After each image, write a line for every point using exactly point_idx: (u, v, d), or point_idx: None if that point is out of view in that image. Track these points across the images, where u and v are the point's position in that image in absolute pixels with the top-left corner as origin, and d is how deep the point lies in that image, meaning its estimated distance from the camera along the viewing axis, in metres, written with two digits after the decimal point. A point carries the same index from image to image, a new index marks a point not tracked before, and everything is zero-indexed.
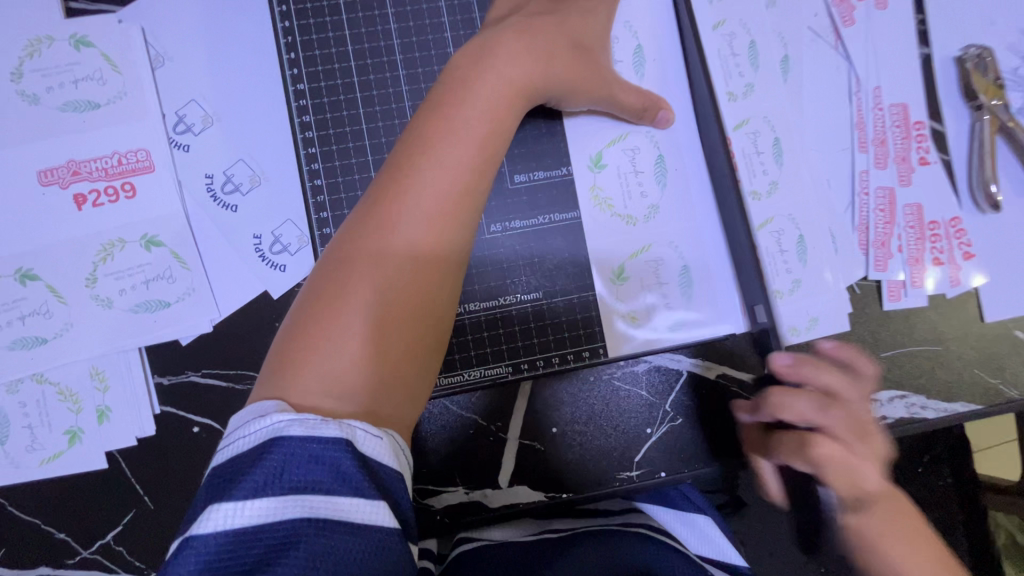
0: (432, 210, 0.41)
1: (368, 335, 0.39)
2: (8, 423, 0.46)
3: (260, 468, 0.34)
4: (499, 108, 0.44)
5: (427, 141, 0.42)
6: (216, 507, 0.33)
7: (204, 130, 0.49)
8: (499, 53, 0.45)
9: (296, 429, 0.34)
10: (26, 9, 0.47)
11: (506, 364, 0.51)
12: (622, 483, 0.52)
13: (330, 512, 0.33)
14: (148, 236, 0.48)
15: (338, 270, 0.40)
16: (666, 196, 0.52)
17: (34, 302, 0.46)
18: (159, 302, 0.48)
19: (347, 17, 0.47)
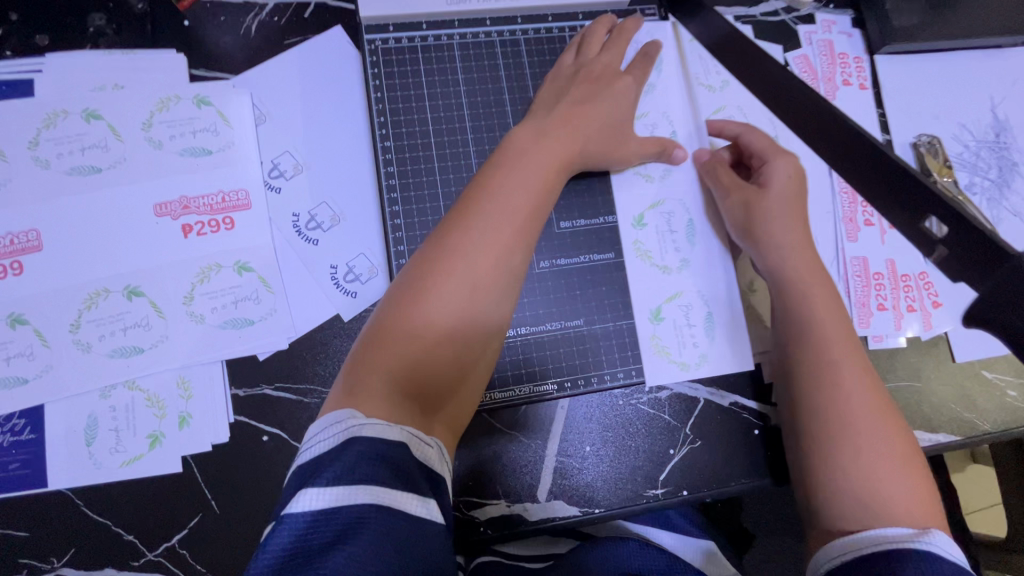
0: (479, 259, 0.49)
1: (423, 357, 0.47)
2: (96, 426, 0.50)
3: (333, 463, 0.40)
4: (540, 178, 0.53)
5: (479, 204, 0.51)
6: (296, 496, 0.38)
7: (294, 176, 0.58)
8: (545, 134, 0.55)
9: (367, 432, 0.42)
10: (161, 73, 0.56)
11: (552, 383, 0.58)
12: (649, 501, 0.57)
13: (392, 500, 0.39)
14: (240, 262, 0.55)
15: (397, 301, 0.49)
16: (695, 251, 0.62)
17: (136, 316, 0.52)
18: (244, 321, 0.54)
19: (428, 93, 0.59)
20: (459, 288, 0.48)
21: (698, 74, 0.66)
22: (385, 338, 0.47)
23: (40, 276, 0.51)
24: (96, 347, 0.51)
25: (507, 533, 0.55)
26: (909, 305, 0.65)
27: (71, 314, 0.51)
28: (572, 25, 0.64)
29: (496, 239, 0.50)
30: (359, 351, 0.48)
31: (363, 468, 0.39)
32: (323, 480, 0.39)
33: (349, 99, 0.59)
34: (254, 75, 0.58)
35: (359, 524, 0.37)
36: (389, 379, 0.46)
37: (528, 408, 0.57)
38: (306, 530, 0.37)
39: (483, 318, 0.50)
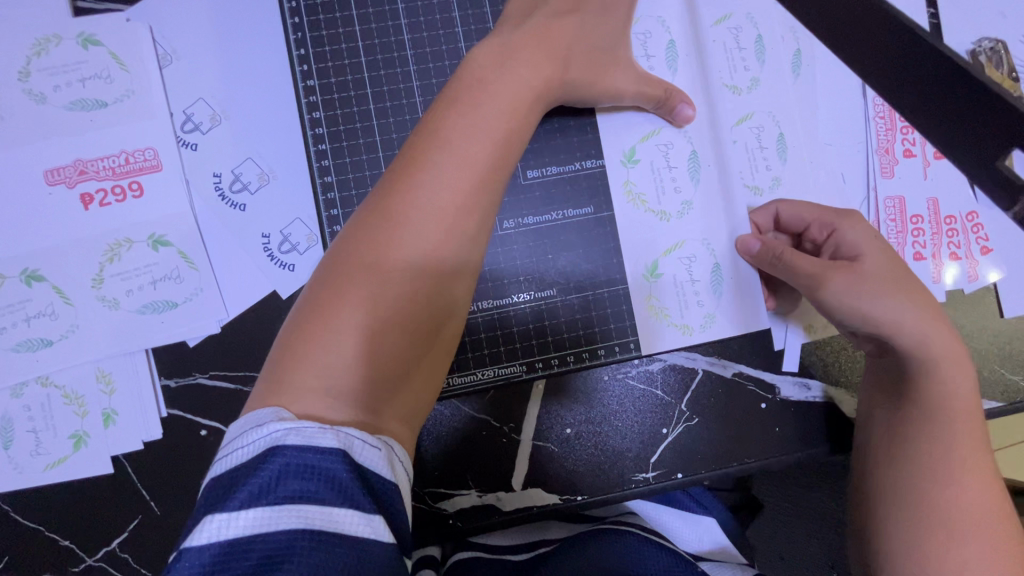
0: (438, 216, 0.39)
1: (372, 342, 0.37)
2: (11, 427, 0.45)
3: (249, 479, 0.31)
4: (506, 117, 0.42)
5: (428, 146, 0.41)
6: (202, 521, 0.30)
7: (209, 129, 0.48)
8: (509, 58, 0.44)
9: (293, 439, 0.32)
10: (35, 8, 0.46)
11: (520, 362, 0.50)
12: (638, 485, 0.51)
13: (327, 524, 0.30)
14: (155, 236, 0.47)
15: (335, 273, 0.38)
16: (699, 192, 0.52)
17: (40, 303, 0.45)
18: (166, 303, 0.47)
19: (357, 14, 0.48)
20: (413, 252, 0.39)
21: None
22: (320, 319, 0.37)
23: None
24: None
25: (478, 524, 0.50)
26: (952, 252, 0.55)
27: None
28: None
29: (457, 191, 0.40)
30: (287, 338, 0.37)
31: (289, 487, 0.30)
32: (236, 502, 0.30)
33: (267, 29, 0.49)
34: (149, 4, 0.48)
35: (282, 557, 0.29)
36: (332, 369, 0.36)
37: (494, 391, 0.50)
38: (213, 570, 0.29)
39: (442, 288, 0.40)
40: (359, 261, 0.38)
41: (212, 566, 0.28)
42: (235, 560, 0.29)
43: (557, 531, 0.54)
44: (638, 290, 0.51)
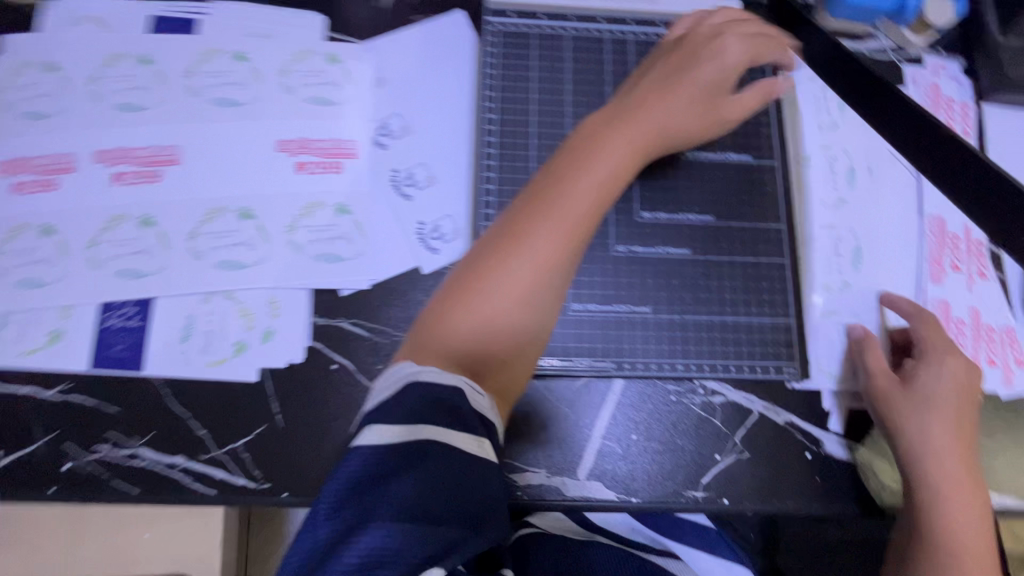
0: (555, 237, 0.46)
1: (489, 319, 0.45)
2: (192, 325, 0.56)
3: (397, 402, 0.40)
4: (622, 156, 0.50)
5: (548, 182, 0.48)
6: (361, 431, 0.38)
7: (401, 136, 0.62)
8: (629, 116, 0.52)
9: (428, 378, 0.41)
10: (304, 31, 0.63)
11: (610, 360, 0.57)
12: (687, 502, 0.57)
13: (451, 441, 0.39)
14: (341, 205, 0.60)
15: (469, 266, 0.47)
16: (860, 273, 0.61)
17: (244, 235, 0.58)
18: (334, 257, 0.59)
19: (537, 74, 0.63)
20: (531, 254, 0.46)
21: (813, 110, 0.64)
22: (448, 308, 0.46)
23: (170, 187, 0.57)
24: (207, 258, 0.57)
25: (539, 501, 0.56)
26: (990, 358, 0.61)
27: (191, 225, 0.57)
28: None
29: (575, 210, 0.47)
30: (431, 311, 0.47)
31: (428, 411, 0.39)
32: (387, 417, 0.39)
33: (461, 76, 0.64)
34: (381, 43, 0.64)
35: (417, 459, 0.37)
36: (463, 337, 0.45)
37: (581, 384, 0.58)
38: (369, 464, 0.37)
39: (542, 295, 0.47)
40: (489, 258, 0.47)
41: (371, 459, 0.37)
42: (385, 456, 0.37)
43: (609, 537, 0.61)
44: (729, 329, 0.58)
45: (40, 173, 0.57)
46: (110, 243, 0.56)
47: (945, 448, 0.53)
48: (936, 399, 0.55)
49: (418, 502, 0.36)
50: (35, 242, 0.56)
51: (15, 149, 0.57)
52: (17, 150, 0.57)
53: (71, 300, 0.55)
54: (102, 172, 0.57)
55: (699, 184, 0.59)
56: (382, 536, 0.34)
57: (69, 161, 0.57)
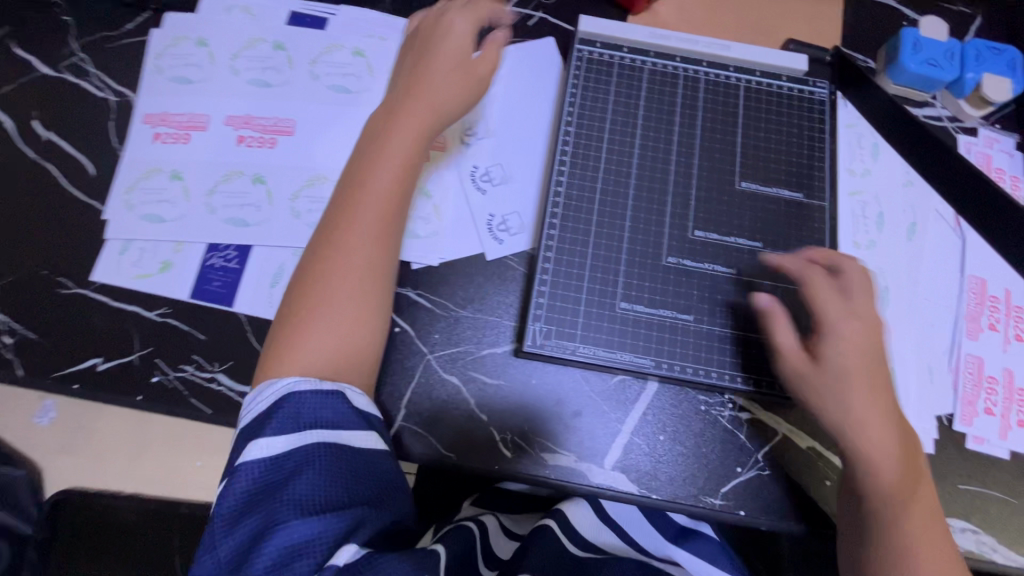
0: (364, 235, 0.55)
1: (330, 341, 0.52)
2: (281, 274, 0.63)
3: (276, 418, 0.47)
4: (390, 183, 0.56)
5: (355, 189, 0.56)
6: (248, 447, 0.46)
7: (484, 137, 0.70)
8: (397, 126, 0.58)
9: (304, 388, 0.49)
10: None
11: (651, 357, 0.61)
12: (706, 507, 0.59)
13: (340, 444, 0.48)
14: (424, 189, 0.67)
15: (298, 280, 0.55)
16: (889, 313, 0.65)
17: None
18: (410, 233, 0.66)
19: (615, 82, 0.67)
20: (359, 270, 0.54)
21: (846, 158, 0.70)
22: (303, 315, 0.53)
23: (282, 154, 0.66)
24: (303, 217, 0.64)
25: (566, 483, 0.60)
26: (1019, 418, 0.63)
27: (294, 188, 0.65)
28: (774, 82, 0.68)
29: (383, 218, 0.55)
30: (276, 334, 0.53)
31: (299, 420, 0.48)
32: (268, 432, 0.46)
33: (544, 92, 0.72)
34: None
35: (308, 465, 0.46)
36: (309, 355, 0.52)
37: (617, 379, 0.62)
38: (259, 474, 0.45)
39: (358, 289, 0.54)
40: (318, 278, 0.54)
41: (261, 468, 0.45)
42: (275, 466, 0.46)
43: (605, 544, 0.65)
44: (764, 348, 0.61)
45: (179, 128, 0.67)
46: (224, 194, 0.65)
47: (885, 433, 0.52)
48: (847, 375, 0.53)
49: (316, 493, 0.44)
50: (165, 185, 0.65)
51: (163, 107, 0.67)
52: (164, 108, 0.67)
53: (184, 236, 0.63)
54: (229, 135, 0.67)
55: (750, 212, 0.64)
56: (292, 530, 0.42)
57: (204, 122, 0.67)
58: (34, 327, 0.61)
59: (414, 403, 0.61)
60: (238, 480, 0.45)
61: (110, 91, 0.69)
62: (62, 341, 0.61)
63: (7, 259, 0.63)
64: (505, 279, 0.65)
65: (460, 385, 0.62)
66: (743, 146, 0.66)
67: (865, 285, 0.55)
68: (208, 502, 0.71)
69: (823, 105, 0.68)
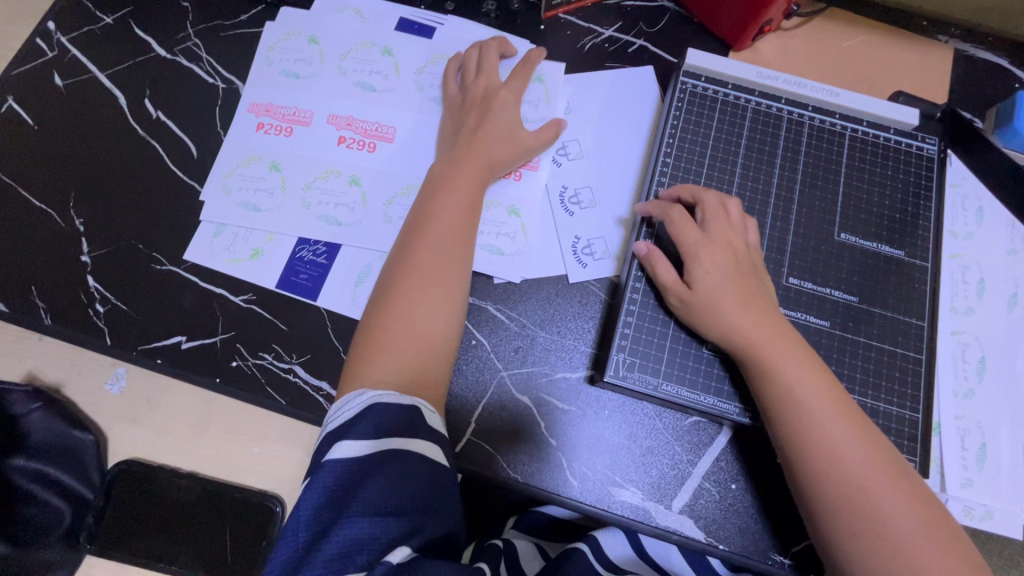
0: (442, 265, 0.56)
1: (397, 368, 0.52)
2: (367, 274, 0.63)
3: (359, 424, 0.46)
4: (457, 218, 0.58)
5: (427, 225, 0.58)
6: (333, 446, 0.45)
7: (576, 159, 0.69)
8: (458, 175, 0.61)
9: (383, 398, 0.48)
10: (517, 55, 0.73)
11: (734, 403, 0.59)
12: (773, 565, 0.57)
13: (416, 451, 0.46)
14: (514, 208, 0.67)
15: (375, 308, 0.56)
16: (984, 386, 0.62)
17: None
18: (495, 249, 0.65)
19: (718, 118, 0.67)
20: (429, 289, 0.55)
21: (948, 219, 0.68)
22: (379, 341, 0.53)
23: (380, 161, 0.67)
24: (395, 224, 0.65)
25: (630, 520, 0.58)
26: None
27: (388, 194, 0.66)
28: (882, 134, 0.67)
29: (451, 245, 0.57)
30: (357, 352, 0.54)
31: (378, 428, 0.46)
32: (351, 434, 0.45)
33: (641, 119, 0.71)
34: (579, 78, 0.72)
35: (382, 466, 0.44)
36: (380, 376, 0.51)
37: (692, 420, 0.61)
38: (342, 473, 0.44)
39: (436, 314, 0.55)
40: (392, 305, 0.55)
41: (343, 467, 0.44)
42: (355, 466, 0.44)
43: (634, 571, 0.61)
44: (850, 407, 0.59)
45: (282, 122, 0.68)
46: (320, 190, 0.66)
47: (821, 406, 0.52)
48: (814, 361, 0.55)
49: (385, 494, 0.42)
50: (264, 175, 0.66)
51: (268, 100, 0.69)
52: (269, 101, 0.69)
53: (279, 228, 0.65)
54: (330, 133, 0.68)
55: (847, 264, 0.62)
56: (357, 527, 0.40)
57: (307, 118, 0.68)
58: (125, 297, 0.63)
59: (484, 418, 0.61)
60: (321, 474, 0.43)
61: (218, 78, 0.71)
62: (150, 315, 0.62)
63: (106, 229, 0.65)
64: (587, 305, 0.64)
65: (531, 407, 0.61)
66: (845, 195, 0.64)
67: (715, 212, 0.60)
68: (261, 489, 0.71)
69: (931, 162, 0.66)
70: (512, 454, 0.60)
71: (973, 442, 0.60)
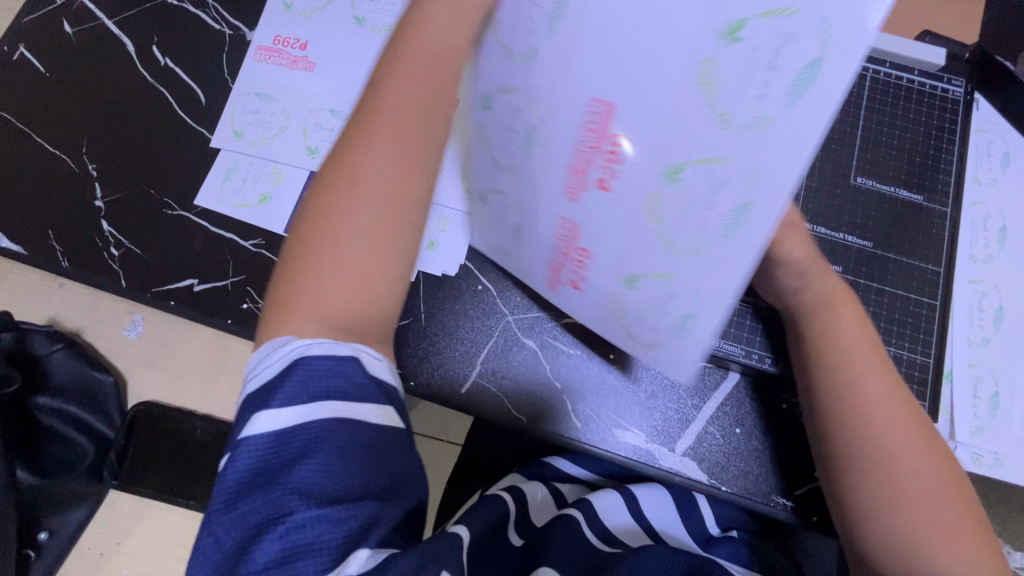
0: (393, 162, 0.44)
1: (340, 292, 0.43)
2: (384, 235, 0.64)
3: (282, 388, 0.39)
4: (414, 98, 0.44)
5: (373, 108, 0.45)
6: (251, 420, 0.39)
7: None
8: (419, 39, 0.45)
9: (314, 351, 0.40)
10: None
11: (739, 347, 0.60)
12: (776, 507, 0.58)
13: (351, 416, 0.40)
14: (728, 29, 0.32)
15: (304, 218, 0.45)
16: (1000, 335, 0.60)
17: None
18: (809, 67, 0.31)
19: None
20: (373, 196, 0.44)
21: (971, 166, 0.65)
22: (314, 263, 0.43)
23: (515, 71, 0.41)
24: (736, 127, 0.34)
25: (634, 462, 0.59)
26: None
27: (674, 156, 0.36)
28: (904, 76, 0.64)
29: (404, 135, 0.44)
30: (281, 276, 0.45)
31: (312, 393, 0.39)
32: (274, 404, 0.39)
33: None
34: None
35: (318, 442, 0.39)
36: (308, 302, 0.43)
37: (698, 365, 0.61)
38: (267, 451, 0.39)
39: (390, 228, 0.44)
40: (322, 225, 0.44)
41: (267, 444, 0.38)
42: (284, 442, 0.39)
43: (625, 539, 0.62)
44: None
45: (601, 155, 0.39)
46: (447, 244, 0.64)
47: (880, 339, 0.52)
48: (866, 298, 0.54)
49: (324, 480, 0.38)
50: (670, 315, 0.42)
51: (277, 39, 0.68)
52: (279, 38, 0.68)
53: (671, 370, 0.46)
54: (619, 275, 0.44)
55: (862, 209, 0.60)
56: (296, 522, 0.37)
57: (610, 120, 0.38)
58: (138, 241, 0.64)
59: (490, 361, 0.61)
60: (241, 453, 0.38)
61: (224, 24, 0.70)
62: (163, 258, 0.64)
63: (118, 174, 0.66)
64: None
65: (537, 351, 0.61)
66: (864, 138, 0.62)
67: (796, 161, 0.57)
68: None
69: (957, 104, 0.63)
70: (518, 397, 0.61)
71: (986, 389, 0.59)
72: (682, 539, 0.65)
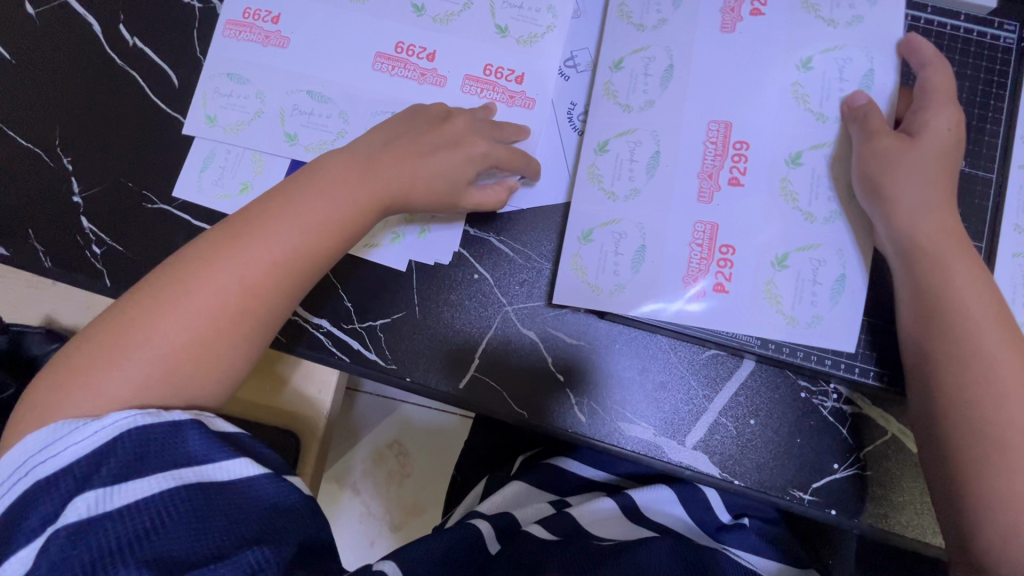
0: (248, 275, 0.47)
1: (129, 380, 0.43)
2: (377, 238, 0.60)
3: (112, 463, 0.40)
4: (306, 224, 0.49)
5: (264, 221, 0.49)
6: (69, 505, 0.38)
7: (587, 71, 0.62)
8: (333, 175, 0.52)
9: (142, 422, 0.41)
10: None
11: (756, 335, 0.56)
12: (792, 500, 0.55)
13: (197, 479, 0.41)
14: (804, 60, 0.57)
15: (136, 293, 0.47)
16: None
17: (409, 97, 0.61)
18: (865, 76, 0.57)
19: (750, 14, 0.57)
20: (214, 295, 0.46)
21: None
22: (122, 343, 0.44)
23: (633, 116, 0.59)
24: (831, 120, 0.57)
25: (640, 455, 0.56)
26: None
27: (792, 147, 0.57)
28: (950, 23, 0.58)
29: (271, 255, 0.48)
30: (92, 340, 0.45)
31: (139, 462, 0.40)
32: (106, 479, 0.39)
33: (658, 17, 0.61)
34: None
35: (165, 514, 0.39)
36: (113, 382, 0.43)
37: (709, 354, 0.57)
38: (102, 535, 0.38)
39: (219, 336, 0.46)
40: (152, 303, 0.46)
41: (98, 525, 0.38)
42: (122, 522, 0.38)
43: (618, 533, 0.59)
44: (879, 333, 0.56)
45: (728, 158, 0.57)
46: (602, 241, 0.58)
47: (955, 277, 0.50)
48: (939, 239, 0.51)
49: (181, 544, 0.38)
50: (822, 282, 0.55)
51: (247, 12, 0.63)
52: (248, 11, 0.63)
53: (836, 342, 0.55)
54: (770, 257, 0.56)
55: None
56: None
57: (729, 134, 0.57)
58: (119, 237, 0.61)
59: (488, 353, 0.58)
60: (62, 541, 0.37)
61: None
62: (143, 254, 0.61)
63: (93, 167, 0.63)
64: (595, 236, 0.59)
65: (537, 344, 0.58)
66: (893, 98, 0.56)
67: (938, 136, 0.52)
68: None
69: (1008, 53, 0.57)
70: (521, 392, 0.58)
71: None
72: (694, 529, 0.63)
